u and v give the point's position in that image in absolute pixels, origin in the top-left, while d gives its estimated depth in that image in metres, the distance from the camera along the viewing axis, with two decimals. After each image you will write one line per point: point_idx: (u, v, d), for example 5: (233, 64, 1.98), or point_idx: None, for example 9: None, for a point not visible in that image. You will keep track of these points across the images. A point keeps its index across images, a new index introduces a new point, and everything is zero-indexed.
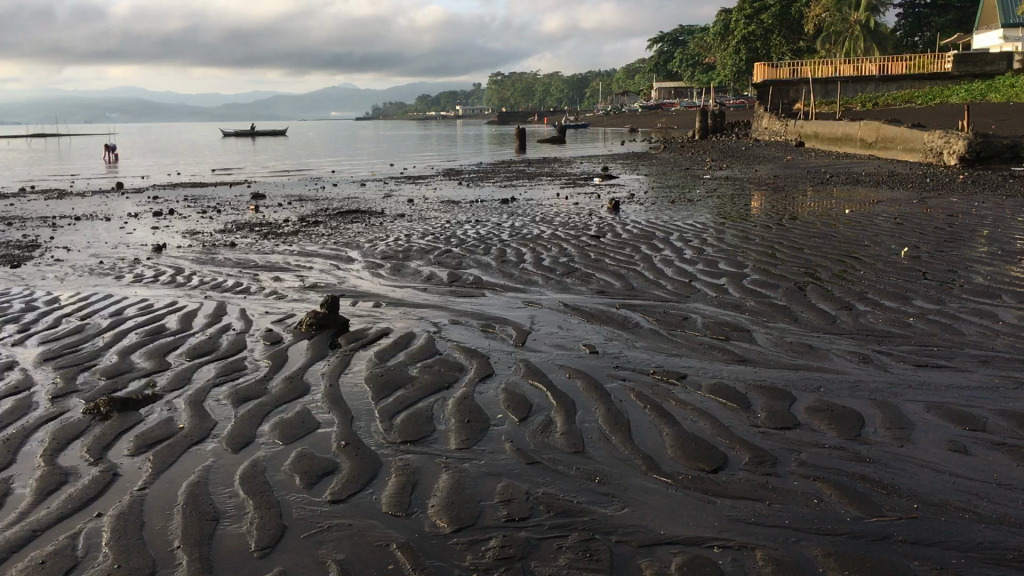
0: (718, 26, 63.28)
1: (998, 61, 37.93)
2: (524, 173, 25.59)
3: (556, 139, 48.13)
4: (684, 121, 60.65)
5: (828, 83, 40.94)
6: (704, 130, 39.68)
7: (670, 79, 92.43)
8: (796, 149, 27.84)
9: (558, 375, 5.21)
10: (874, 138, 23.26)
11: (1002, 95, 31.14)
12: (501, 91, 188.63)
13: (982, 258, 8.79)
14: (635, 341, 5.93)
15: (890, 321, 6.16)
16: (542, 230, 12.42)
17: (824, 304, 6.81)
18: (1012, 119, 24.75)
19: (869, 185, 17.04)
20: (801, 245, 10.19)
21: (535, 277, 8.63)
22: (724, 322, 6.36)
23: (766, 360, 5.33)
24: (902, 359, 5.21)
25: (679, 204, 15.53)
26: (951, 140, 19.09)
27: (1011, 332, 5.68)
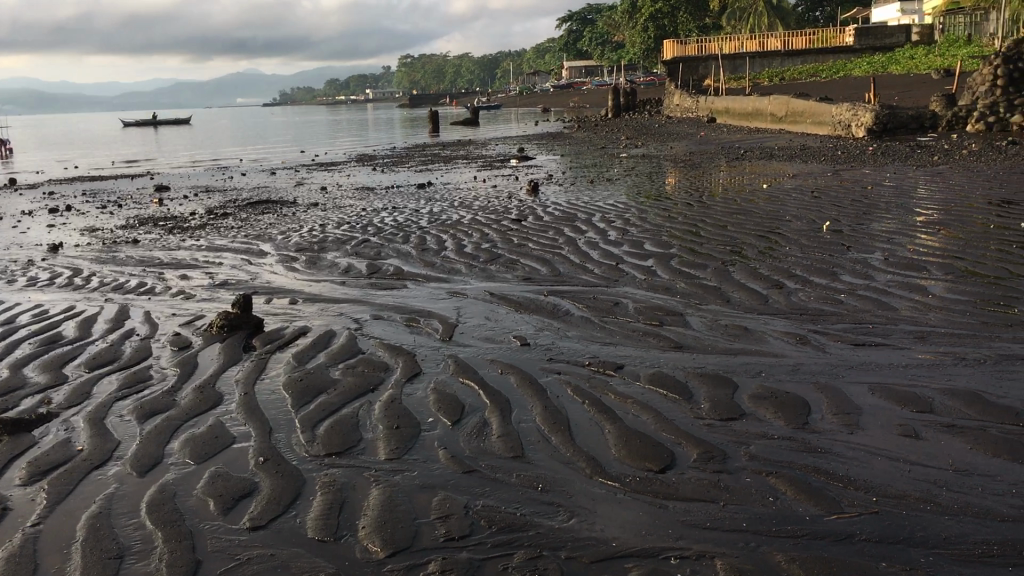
0: (626, 5, 63.58)
1: (897, 34, 38.97)
2: (438, 157, 25.18)
3: (470, 121, 47.71)
4: (595, 100, 60.78)
5: (735, 59, 41.47)
6: (616, 109, 39.78)
7: (580, 58, 92.75)
8: (708, 126, 28.06)
9: (489, 371, 4.95)
10: (784, 113, 23.55)
11: (902, 67, 31.96)
12: (410, 73, 186.91)
13: (901, 230, 8.83)
14: (567, 330, 5.71)
15: (822, 299, 6.08)
16: (461, 216, 12.12)
17: (754, 283, 6.71)
18: (913, 90, 25.40)
19: (783, 159, 17.22)
20: (723, 222, 10.12)
21: (457, 265, 8.34)
22: (655, 306, 6.19)
23: (703, 345, 5.16)
24: (839, 338, 5.10)
25: (598, 184, 15.40)
26: (859, 113, 19.44)
27: (942, 306, 5.63)
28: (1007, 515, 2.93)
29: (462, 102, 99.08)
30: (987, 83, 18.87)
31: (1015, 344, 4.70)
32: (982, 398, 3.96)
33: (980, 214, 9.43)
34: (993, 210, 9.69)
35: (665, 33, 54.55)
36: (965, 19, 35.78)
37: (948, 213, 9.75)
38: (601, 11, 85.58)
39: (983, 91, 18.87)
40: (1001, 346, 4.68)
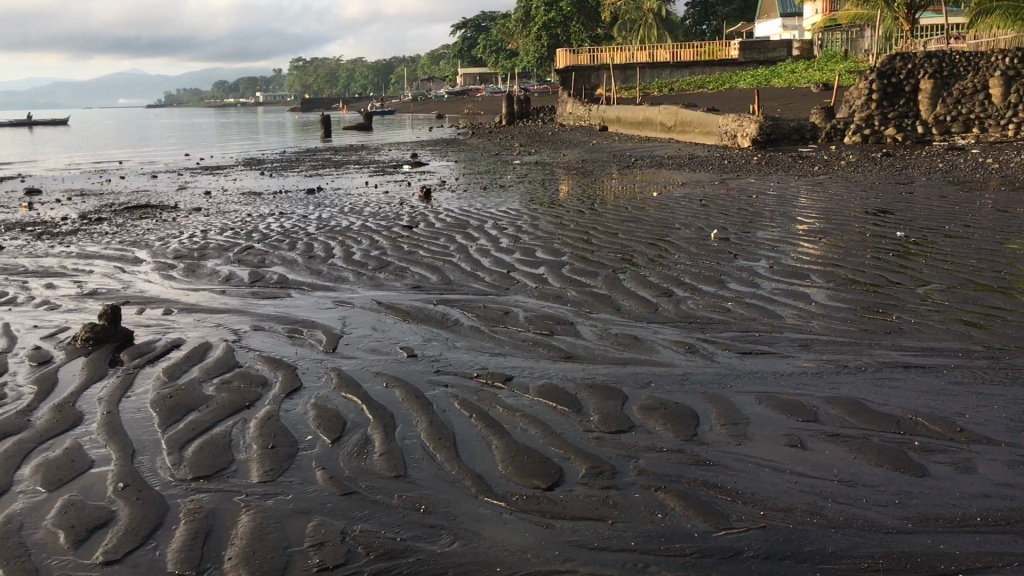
0: (520, 13, 63.98)
1: (779, 48, 40.39)
2: (330, 162, 24.71)
3: (363, 125, 47.08)
4: (489, 107, 60.89)
5: (626, 69, 42.16)
6: (510, 117, 39.91)
7: (474, 65, 92.91)
8: (600, 134, 28.38)
9: (373, 385, 4.75)
10: (673, 122, 24.02)
11: (784, 80, 33.06)
12: (302, 77, 183.91)
13: (785, 238, 9.02)
14: (456, 341, 5.56)
15: (710, 307, 6.10)
16: (351, 222, 11.84)
17: (644, 291, 6.70)
18: (794, 103, 26.27)
19: (672, 168, 17.52)
20: (614, 230, 10.16)
21: (344, 273, 8.09)
22: (545, 315, 6.09)
23: (592, 355, 5.09)
24: (726, 347, 5.11)
25: (491, 191, 15.31)
26: (744, 124, 19.99)
27: (825, 313, 5.72)
28: (891, 526, 2.92)
29: (355, 106, 97.86)
30: (862, 97, 19.49)
31: (893, 351, 4.79)
32: (864, 406, 3.99)
33: (857, 223, 9.74)
34: (870, 219, 10.03)
35: (558, 42, 55.10)
36: (842, 36, 37.36)
37: (829, 222, 10.03)
38: (495, 19, 85.88)
39: (859, 105, 19.52)
40: (880, 353, 4.76)
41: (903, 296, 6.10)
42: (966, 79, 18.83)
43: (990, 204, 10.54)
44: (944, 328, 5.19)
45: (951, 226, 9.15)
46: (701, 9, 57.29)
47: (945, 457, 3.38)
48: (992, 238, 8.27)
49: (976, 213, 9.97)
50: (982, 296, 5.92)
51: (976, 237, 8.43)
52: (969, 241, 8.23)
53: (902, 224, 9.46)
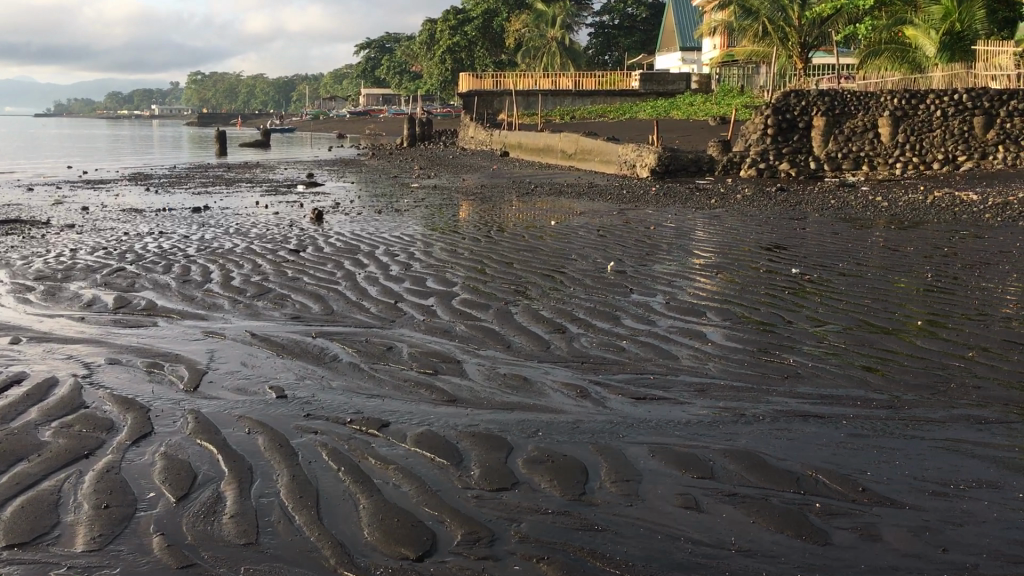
0: (424, 36, 63.78)
1: (678, 81, 41.22)
2: (221, 179, 23.80)
3: (260, 142, 45.86)
4: (390, 128, 60.33)
5: (529, 95, 42.27)
6: (412, 139, 39.48)
7: (378, 86, 92.25)
8: (500, 159, 28.21)
9: (234, 430, 4.26)
10: (574, 150, 24.05)
11: (682, 112, 33.63)
12: (199, 92, 179.68)
13: (682, 272, 8.88)
14: (331, 381, 5.12)
15: (604, 345, 5.84)
16: (234, 244, 11.23)
17: (537, 327, 6.41)
18: (691, 135, 26.68)
19: (571, 196, 17.42)
20: (510, 259, 9.87)
21: (220, 301, 7.55)
22: (431, 352, 5.72)
23: (477, 399, 4.75)
24: (619, 391, 4.83)
25: (387, 214, 14.86)
26: (643, 154, 20.09)
27: (720, 355, 5.53)
28: None
29: (252, 122, 95.76)
30: (758, 131, 19.87)
31: (791, 399, 4.59)
32: (762, 460, 3.76)
33: (754, 258, 9.72)
34: (766, 254, 10.04)
35: (462, 66, 55.01)
36: (738, 71, 38.27)
37: (724, 256, 9.97)
38: (399, 41, 85.47)
39: (755, 139, 19.91)
40: (778, 401, 4.56)
41: (800, 337, 5.98)
42: (856, 118, 19.47)
43: (881, 243, 10.72)
44: (841, 373, 5.07)
45: (844, 263, 9.23)
46: (603, 39, 58.12)
47: (848, 523, 3.16)
48: (886, 278, 8.32)
49: (868, 251, 10.09)
50: (878, 339, 5.89)
51: (869, 275, 8.49)
52: (862, 279, 8.27)
53: (797, 260, 9.48)
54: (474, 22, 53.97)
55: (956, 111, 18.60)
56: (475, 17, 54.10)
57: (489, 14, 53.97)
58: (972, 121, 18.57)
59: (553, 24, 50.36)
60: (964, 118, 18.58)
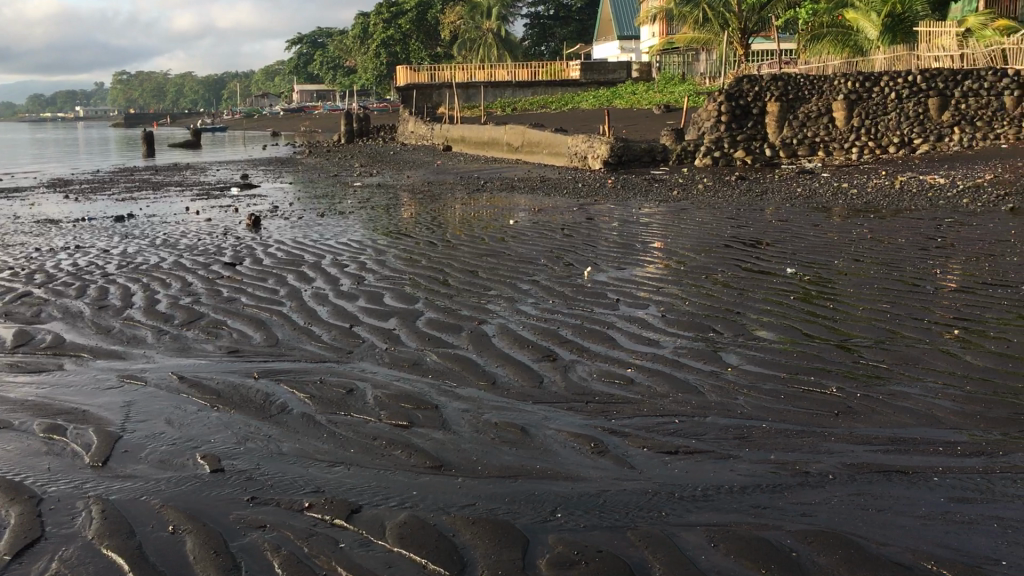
0: (357, 30, 62.06)
1: (618, 70, 40.40)
2: (148, 183, 22.27)
3: (189, 142, 43.88)
4: (326, 125, 58.53)
5: (467, 88, 40.98)
6: (349, 135, 38.11)
7: (311, 82, 90.11)
8: (443, 154, 27.06)
9: (154, 530, 3.21)
10: (521, 142, 23.06)
11: (626, 101, 32.85)
12: (126, 92, 175.04)
13: (666, 276, 7.98)
14: (281, 443, 4.10)
15: (607, 376, 4.91)
16: (161, 258, 10.05)
17: (521, 354, 5.44)
18: (638, 125, 25.81)
19: (523, 191, 16.46)
20: (473, 266, 8.84)
21: (143, 331, 6.44)
22: (400, 395, 4.73)
23: (465, 461, 3.79)
24: (642, 441, 3.91)
25: (329, 218, 13.78)
26: (594, 144, 19.13)
27: (749, 385, 4.62)
28: None
29: (182, 123, 92.71)
30: (711, 118, 19.10)
31: (857, 447, 3.71)
32: (859, 550, 2.87)
33: (737, 256, 8.85)
34: (751, 251, 9.19)
35: (397, 61, 53.50)
36: (678, 58, 37.29)
37: (705, 255, 9.11)
38: (329, 35, 83.24)
39: (709, 127, 19.10)
40: (841, 451, 3.68)
41: (832, 356, 5.09)
42: (810, 102, 18.75)
43: (868, 234, 9.94)
44: (901, 406, 4.19)
45: (840, 260, 8.40)
46: (539, 29, 57.17)
47: None
48: (891, 276, 7.48)
49: (858, 244, 9.29)
50: (920, 354, 5.05)
51: (873, 274, 7.66)
52: (869, 279, 7.42)
53: (786, 258, 8.64)
54: (407, 14, 52.58)
55: (911, 92, 17.93)
56: (409, 9, 52.73)
57: (422, 6, 52.61)
58: (927, 103, 17.91)
59: (488, 15, 49.28)
60: (919, 100, 17.91)
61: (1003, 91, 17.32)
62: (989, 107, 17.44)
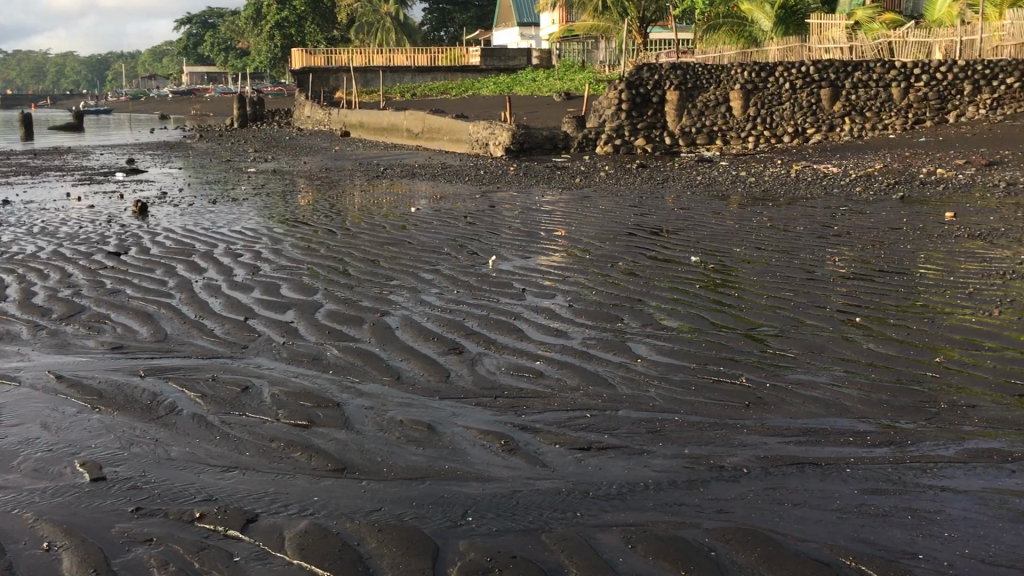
0: (250, 11, 60.32)
1: (518, 57, 40.32)
2: (25, 168, 21.09)
3: (71, 126, 41.86)
4: (219, 108, 56.75)
5: (366, 72, 40.27)
6: (243, 119, 36.98)
7: (202, 64, 87.24)
8: (341, 140, 26.49)
9: (24, 548, 2.92)
10: (421, 128, 22.75)
11: (526, 88, 32.82)
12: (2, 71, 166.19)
13: (572, 265, 7.90)
14: (170, 447, 3.81)
15: (516, 369, 4.77)
16: (38, 247, 9.44)
17: (427, 347, 5.25)
18: (539, 112, 25.78)
19: (424, 178, 16.20)
20: (374, 255, 8.59)
21: (17, 327, 5.99)
22: (300, 392, 4.48)
23: (369, 463, 3.59)
24: (553, 438, 3.78)
25: (222, 204, 13.25)
26: (495, 131, 18.99)
27: (660, 376, 4.55)
28: None
29: (63, 105, 88.53)
30: (612, 106, 19.20)
31: (769, 440, 3.67)
32: (778, 547, 2.80)
33: (641, 245, 8.85)
34: (654, 239, 9.21)
35: (292, 43, 52.16)
36: (578, 46, 37.49)
37: (609, 243, 9.07)
38: (221, 15, 80.64)
39: (609, 115, 19.20)
40: (753, 444, 3.63)
41: (741, 346, 5.08)
42: (708, 91, 19.08)
43: (767, 222, 10.08)
44: (810, 396, 4.18)
45: (741, 248, 8.48)
46: (438, 15, 56.64)
47: None
48: (792, 264, 7.58)
49: (759, 232, 9.42)
50: (825, 343, 5.08)
51: (774, 262, 7.75)
52: (770, 267, 7.50)
53: (690, 246, 8.68)
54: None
55: (803, 83, 18.36)
56: None
57: None
58: (819, 93, 18.33)
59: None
60: (811, 91, 18.36)
61: (890, 84, 17.89)
62: (877, 98, 17.95)
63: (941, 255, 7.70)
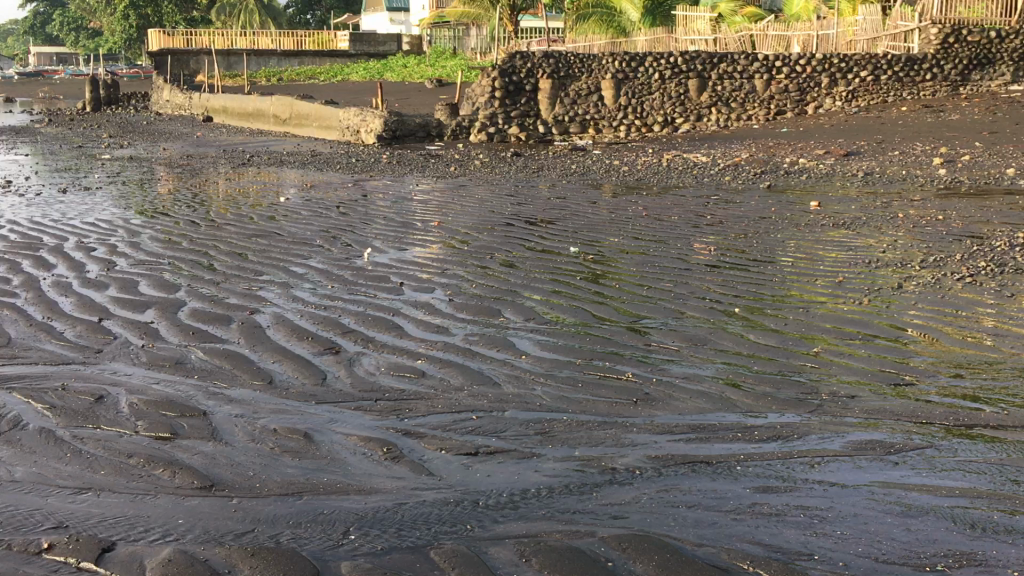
0: None
1: (389, 42, 39.67)
2: None
3: None
4: (70, 91, 53.66)
5: (229, 55, 38.81)
6: (96, 103, 35.02)
7: (50, 43, 82.35)
8: (204, 125, 25.40)
9: None
10: (288, 115, 22.02)
11: (397, 74, 32.33)
12: None
13: (450, 256, 7.72)
14: (12, 469, 3.43)
15: (396, 369, 4.56)
16: None
17: (301, 347, 4.98)
18: (411, 99, 25.40)
19: (293, 166, 15.66)
20: (242, 249, 8.17)
21: None
22: (163, 400, 4.15)
23: (240, 477, 3.33)
24: (439, 443, 3.60)
25: (74, 194, 12.41)
26: (366, 118, 18.56)
27: (545, 373, 4.43)
28: None
29: None
30: (485, 94, 19.05)
31: (659, 438, 3.60)
32: (675, 554, 2.71)
33: (520, 235, 8.76)
34: (532, 230, 9.12)
35: (149, 23, 49.82)
36: (449, 33, 37.21)
37: (488, 233, 8.93)
38: None
39: (483, 103, 19.04)
40: (644, 443, 3.55)
41: (625, 340, 5.02)
42: (580, 80, 19.12)
43: (643, 211, 10.16)
44: (698, 391, 4.14)
45: (619, 238, 8.50)
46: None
47: None
48: (670, 254, 7.63)
49: (635, 222, 9.48)
50: (707, 335, 5.08)
51: (652, 252, 7.79)
52: (648, 257, 7.53)
53: (569, 236, 8.64)
54: None
55: (672, 73, 18.72)
56: None
57: None
58: (687, 84, 18.71)
59: None
60: (680, 81, 18.72)
61: (753, 75, 18.38)
62: (741, 89, 18.42)
63: (810, 244, 7.92)
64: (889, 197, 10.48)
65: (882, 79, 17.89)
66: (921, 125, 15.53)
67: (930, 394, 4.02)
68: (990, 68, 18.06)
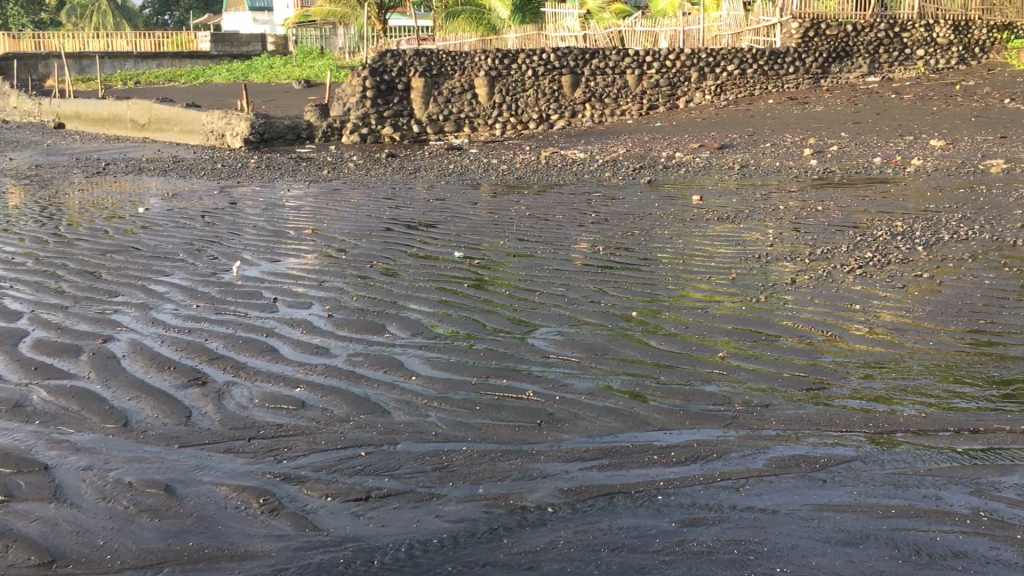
0: None
1: (253, 43, 38.12)
2: None
3: None
4: None
5: (81, 58, 36.20)
6: None
7: None
8: (54, 133, 23.78)
9: None
10: (147, 120, 20.72)
11: (263, 75, 31.13)
12: None
13: (326, 266, 7.22)
14: None
15: (272, 400, 4.09)
16: None
17: (162, 379, 4.43)
18: (279, 100, 24.47)
19: (154, 174, 14.72)
20: (94, 267, 7.43)
21: None
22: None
23: (88, 548, 2.82)
24: (326, 488, 3.17)
25: None
26: (232, 121, 17.66)
27: (439, 397, 4.04)
28: None
29: None
30: (356, 94, 18.38)
31: (571, 467, 3.27)
32: None
33: (400, 241, 8.32)
34: (413, 234, 8.71)
35: None
36: (315, 32, 36.13)
37: (367, 240, 8.47)
38: None
39: (354, 103, 18.37)
40: (554, 473, 3.22)
41: (522, 353, 4.69)
42: (452, 79, 18.75)
43: (526, 211, 9.88)
44: (606, 409, 3.83)
45: (504, 240, 8.18)
46: None
47: None
48: (560, 255, 7.36)
49: (519, 222, 9.18)
50: (607, 342, 4.81)
51: (540, 253, 7.50)
52: (537, 259, 7.24)
53: (453, 240, 8.26)
54: None
55: (546, 70, 18.54)
56: None
57: None
58: (560, 80, 18.58)
59: None
60: (553, 78, 18.56)
61: (625, 71, 18.46)
62: (614, 85, 18.46)
63: (698, 239, 7.78)
64: (766, 189, 10.55)
65: (748, 72, 18.20)
66: (788, 116, 15.82)
67: (844, 399, 3.86)
68: (847, 61, 18.53)
